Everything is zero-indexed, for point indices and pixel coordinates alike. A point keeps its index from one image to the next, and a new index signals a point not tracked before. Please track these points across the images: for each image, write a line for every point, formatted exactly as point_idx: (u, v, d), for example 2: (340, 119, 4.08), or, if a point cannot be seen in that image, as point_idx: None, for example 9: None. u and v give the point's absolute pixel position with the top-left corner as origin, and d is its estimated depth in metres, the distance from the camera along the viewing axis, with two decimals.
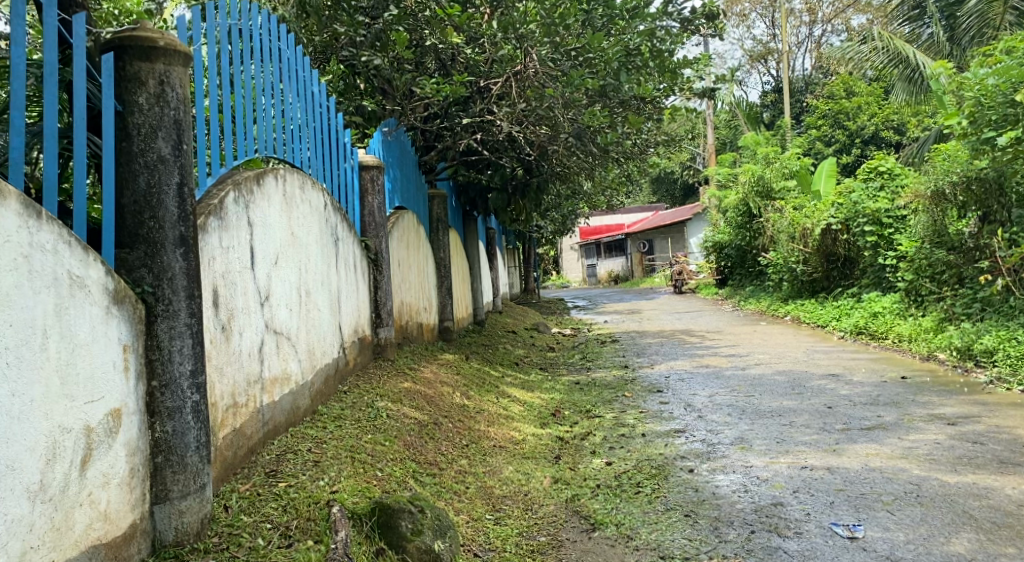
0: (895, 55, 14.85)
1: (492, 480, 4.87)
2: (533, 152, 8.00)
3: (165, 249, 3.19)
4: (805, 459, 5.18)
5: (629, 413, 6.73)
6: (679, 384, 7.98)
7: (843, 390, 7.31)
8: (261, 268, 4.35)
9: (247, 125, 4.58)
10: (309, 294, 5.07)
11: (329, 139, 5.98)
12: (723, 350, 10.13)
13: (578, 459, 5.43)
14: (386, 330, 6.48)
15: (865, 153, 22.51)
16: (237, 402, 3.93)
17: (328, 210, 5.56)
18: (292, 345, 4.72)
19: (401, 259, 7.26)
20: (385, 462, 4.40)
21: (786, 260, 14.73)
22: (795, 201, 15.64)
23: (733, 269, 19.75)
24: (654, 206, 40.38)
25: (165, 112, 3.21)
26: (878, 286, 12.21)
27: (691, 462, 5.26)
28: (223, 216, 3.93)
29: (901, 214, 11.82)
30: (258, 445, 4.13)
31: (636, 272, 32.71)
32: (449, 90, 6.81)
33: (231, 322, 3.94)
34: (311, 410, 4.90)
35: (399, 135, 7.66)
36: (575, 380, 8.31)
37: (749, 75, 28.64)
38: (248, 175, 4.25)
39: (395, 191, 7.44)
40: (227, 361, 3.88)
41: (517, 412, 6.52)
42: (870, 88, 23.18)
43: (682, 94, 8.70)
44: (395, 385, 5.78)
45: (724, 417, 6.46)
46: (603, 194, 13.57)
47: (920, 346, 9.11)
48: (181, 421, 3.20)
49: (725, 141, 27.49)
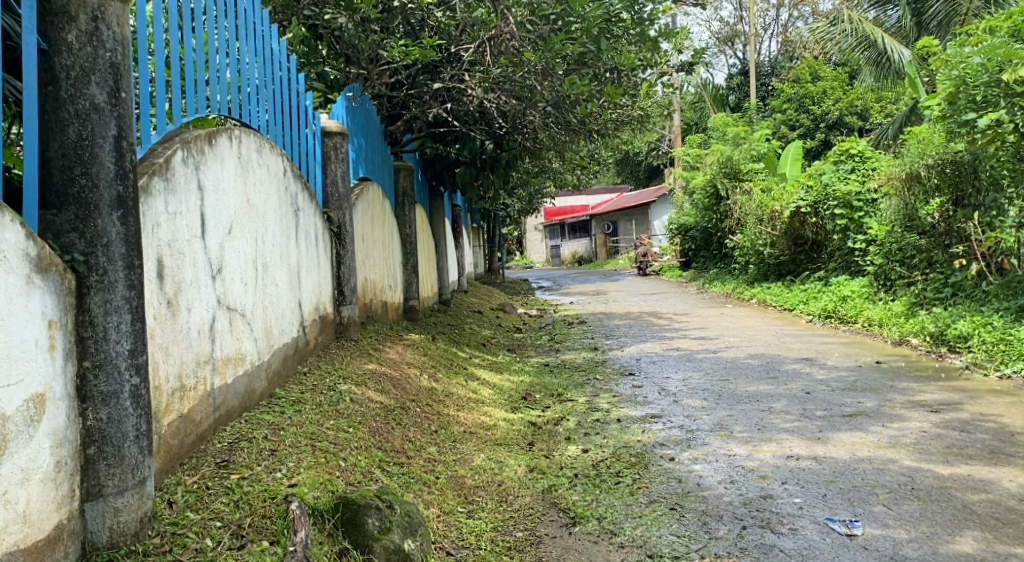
0: (863, 38, 14.42)
1: (463, 469, 4.55)
2: (506, 124, 7.71)
3: (99, 211, 2.81)
4: (789, 448, 4.91)
5: (602, 397, 6.44)
6: (650, 367, 7.70)
7: (819, 375, 7.08)
8: (213, 238, 3.95)
9: (198, 82, 4.16)
10: (266, 268, 4.68)
11: (289, 101, 5.57)
12: (693, 333, 9.88)
13: (552, 447, 5.12)
14: (349, 308, 6.11)
15: (829, 138, 22.43)
16: (185, 386, 3.56)
17: (288, 177, 5.15)
18: (247, 323, 4.34)
19: (366, 233, 6.87)
20: (349, 451, 4.06)
21: (753, 242, 14.53)
22: (762, 183, 15.41)
23: (697, 251, 19.59)
24: (618, 188, 40.21)
25: (99, 53, 2.82)
26: (847, 270, 12.03)
27: (671, 450, 4.97)
28: (169, 177, 3.53)
29: (872, 198, 11.61)
30: (209, 432, 3.76)
31: (600, 254, 32.49)
32: (419, 53, 6.50)
33: (178, 296, 3.55)
34: (268, 393, 4.53)
35: (363, 102, 7.25)
36: (544, 362, 8.01)
37: (715, 56, 28.39)
38: (199, 133, 3.85)
39: (359, 160, 7.04)
40: (174, 339, 3.49)
41: (487, 396, 6.19)
42: (835, 72, 23.08)
43: (657, 67, 8.36)
44: (359, 366, 5.43)
45: (701, 402, 6.19)
46: (572, 172, 13.24)
47: (892, 330, 8.91)
48: (118, 407, 2.83)
49: (690, 123, 27.30)
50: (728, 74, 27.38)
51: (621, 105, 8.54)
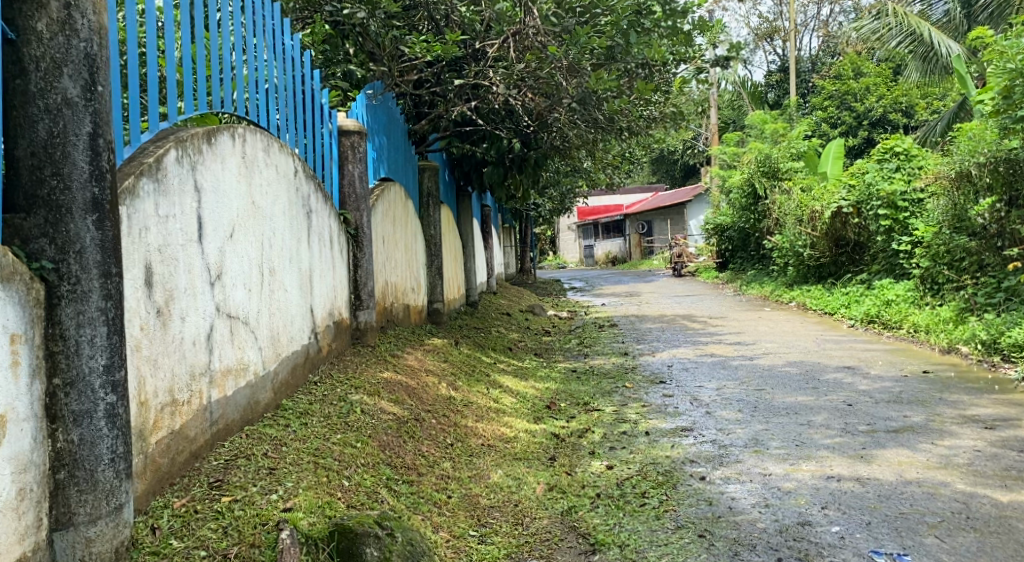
0: (910, 33, 13.90)
1: (478, 486, 4.29)
2: (532, 122, 7.44)
3: (72, 215, 2.58)
4: (830, 467, 4.57)
5: (630, 407, 6.14)
6: (683, 374, 7.37)
7: (862, 386, 6.70)
8: (211, 242, 3.72)
9: (199, 76, 3.93)
10: (273, 273, 4.45)
11: (303, 98, 5.34)
12: (729, 338, 9.51)
13: (575, 462, 4.84)
14: (366, 313, 5.87)
15: (872, 136, 21.81)
16: (176, 401, 3.33)
17: (299, 177, 4.92)
18: (251, 332, 4.11)
19: (386, 235, 6.64)
20: (354, 469, 3.82)
21: (792, 243, 14.08)
22: (802, 182, 14.96)
23: (735, 252, 19.15)
24: (654, 187, 39.73)
25: (72, 44, 2.59)
26: (891, 273, 11.56)
27: (701, 468, 4.66)
28: (160, 178, 3.30)
29: (918, 197, 11.15)
30: (205, 449, 3.53)
31: (635, 254, 32.07)
32: (441, 48, 6.27)
33: (170, 304, 3.33)
34: (274, 405, 4.30)
35: (386, 100, 7.03)
36: (571, 368, 7.72)
37: (754, 53, 27.86)
38: (196, 131, 3.62)
39: (380, 160, 6.80)
40: (164, 351, 3.26)
41: (509, 405, 5.92)
42: (879, 68, 22.46)
43: (692, 61, 8.02)
44: (374, 375, 5.19)
45: (735, 414, 5.86)
46: (605, 171, 12.93)
47: (940, 338, 8.50)
48: (91, 428, 2.60)
49: (728, 121, 26.80)
50: (767, 71, 26.84)
51: (654, 102, 8.22)
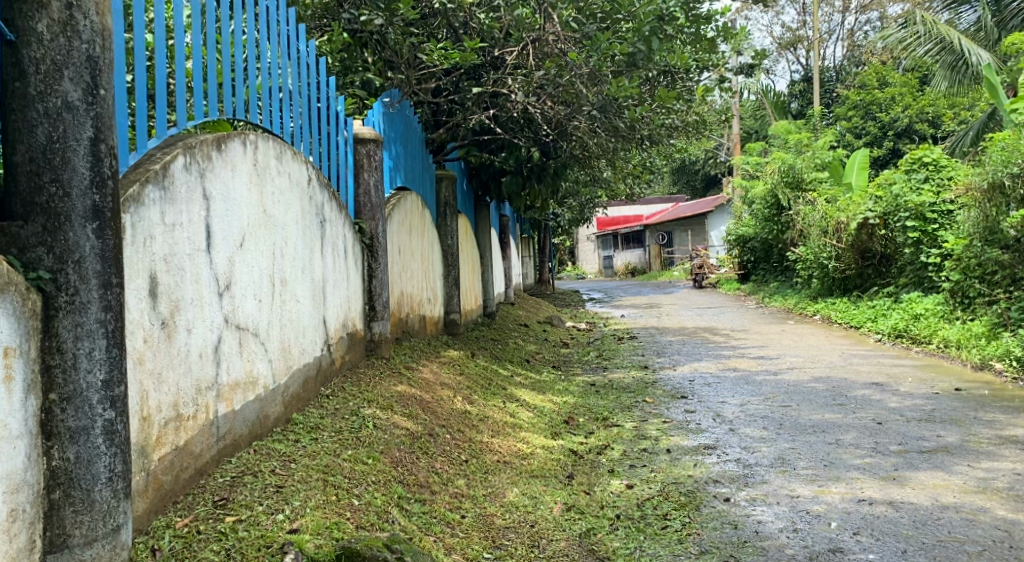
0: (938, 41, 13.66)
1: (493, 506, 4.16)
2: (552, 131, 7.33)
3: (71, 223, 2.48)
4: (860, 490, 4.40)
5: (651, 422, 5.99)
6: (705, 389, 7.20)
7: (892, 403, 6.51)
8: (220, 252, 3.61)
9: (210, 81, 3.82)
10: (285, 283, 4.34)
11: (318, 105, 5.24)
12: (752, 352, 9.33)
13: (594, 481, 4.70)
14: (381, 324, 5.75)
15: (898, 146, 21.53)
16: (181, 416, 3.22)
17: (313, 186, 4.82)
18: (261, 344, 4.01)
19: (402, 245, 6.52)
20: (364, 488, 3.70)
21: (816, 255, 13.85)
22: (827, 192, 14.75)
23: (757, 263, 18.94)
24: (674, 198, 39.51)
25: (73, 45, 2.49)
26: (919, 286, 11.32)
27: (725, 489, 4.50)
28: (167, 185, 3.20)
29: (948, 209, 10.94)
30: (210, 465, 3.42)
31: (654, 266, 31.85)
32: (459, 56, 6.17)
33: (176, 316, 3.22)
34: (284, 419, 4.19)
35: (403, 108, 6.92)
36: (591, 382, 7.56)
37: (777, 63, 27.65)
38: (206, 138, 3.52)
39: (397, 169, 6.70)
40: (169, 364, 3.16)
41: (526, 420, 5.77)
42: (904, 78, 22.19)
43: (715, 70, 7.88)
44: (388, 388, 5.07)
45: (760, 431, 5.69)
46: (626, 181, 12.79)
47: (971, 353, 8.29)
48: (88, 445, 2.49)
49: (750, 131, 26.59)
50: (791, 81, 26.62)
51: (677, 111, 8.08)
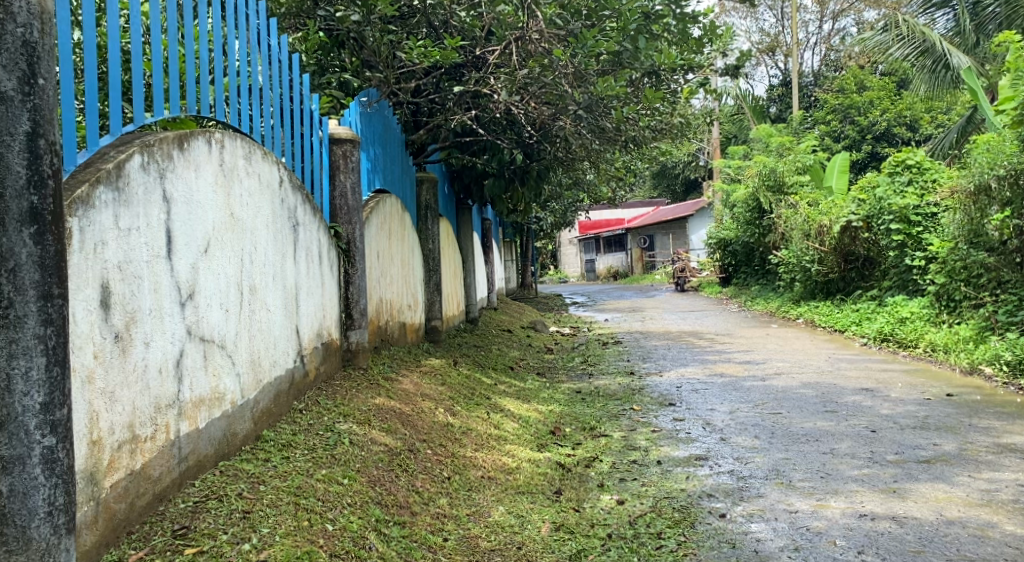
0: (919, 44, 13.48)
1: (477, 526, 3.92)
2: (535, 132, 7.11)
3: (5, 229, 2.21)
4: (862, 504, 4.19)
5: (639, 432, 5.76)
6: (693, 396, 6.98)
7: (884, 410, 6.32)
8: (182, 258, 3.35)
9: (172, 77, 3.54)
10: (254, 291, 4.08)
11: (290, 103, 4.96)
12: (737, 357, 9.13)
13: (582, 496, 4.46)
14: (358, 333, 5.49)
15: (877, 150, 21.45)
16: (136, 437, 2.96)
17: (285, 187, 4.56)
18: (227, 357, 3.75)
19: (381, 249, 6.27)
20: (339, 512, 3.46)
21: (799, 258, 13.69)
22: (809, 196, 14.62)
23: (738, 266, 18.81)
24: (654, 202, 39.43)
25: (6, 29, 2.23)
26: (903, 290, 11.16)
27: (721, 504, 4.28)
28: (122, 186, 2.93)
29: (932, 211, 10.79)
30: (171, 490, 3.18)
31: (636, 270, 31.73)
32: (439, 54, 5.95)
33: (132, 328, 2.96)
34: (253, 436, 3.94)
35: (381, 108, 6.68)
36: (576, 389, 7.32)
37: (755, 67, 27.60)
38: (166, 135, 3.26)
39: (375, 171, 6.44)
40: (124, 381, 2.90)
41: (511, 431, 5.52)
42: (882, 81, 22.14)
43: (701, 71, 7.67)
44: (365, 401, 4.82)
45: (751, 441, 5.48)
46: (607, 185, 12.58)
47: (960, 357, 8.13)
48: (23, 477, 2.24)
49: (730, 135, 26.50)
50: (770, 85, 26.58)
51: (661, 113, 7.87)
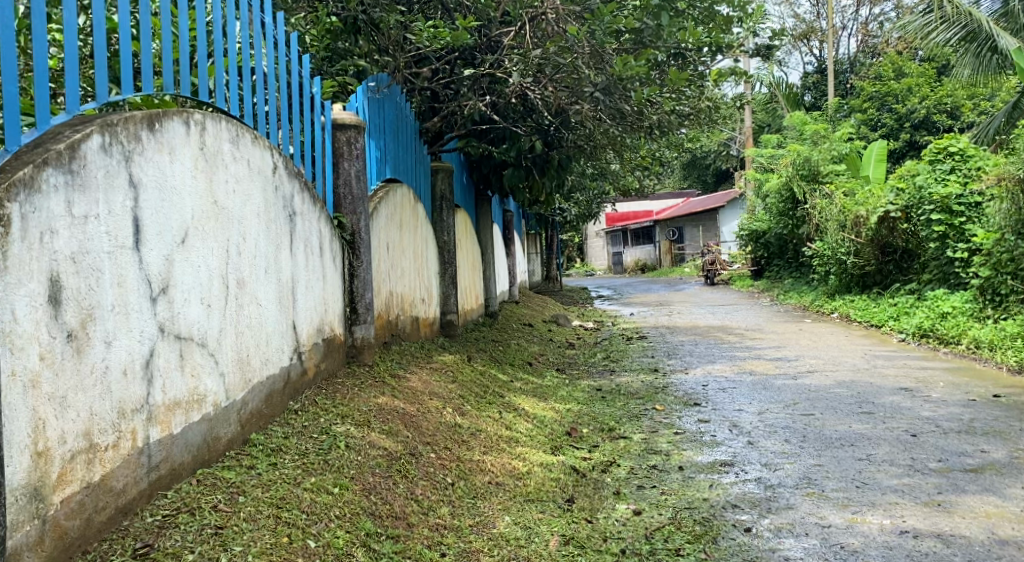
0: (964, 27, 12.74)
1: (480, 539, 3.61)
2: (554, 118, 6.78)
3: None
4: (902, 518, 3.83)
5: (661, 434, 5.42)
6: (720, 395, 6.62)
7: (925, 411, 5.92)
8: (153, 249, 3.07)
9: (146, 53, 3.22)
10: (242, 284, 3.80)
11: (289, 85, 4.68)
12: (768, 353, 8.73)
13: (596, 505, 4.15)
14: (363, 328, 5.20)
15: (915, 138, 20.81)
16: (94, 446, 2.70)
17: (279, 174, 4.27)
18: (210, 356, 3.47)
19: (390, 241, 5.97)
20: (323, 526, 3.20)
21: (833, 251, 13.21)
22: (845, 185, 14.14)
23: (771, 258, 18.33)
24: (685, 193, 38.85)
25: None
26: (944, 283, 10.67)
27: (747, 516, 3.93)
28: (77, 169, 2.66)
29: (977, 201, 10.30)
30: (138, 502, 2.92)
31: (664, 262, 31.20)
32: (451, 35, 5.65)
33: (91, 325, 2.69)
34: (240, 440, 3.66)
35: (394, 94, 6.37)
36: (597, 387, 6.98)
37: (789, 54, 26.97)
38: (134, 115, 2.98)
39: (386, 158, 6.14)
40: (80, 386, 2.65)
41: (524, 433, 5.20)
42: (921, 68, 21.48)
43: (731, 52, 7.29)
44: (367, 401, 4.53)
45: (781, 444, 5.12)
46: (633, 175, 12.20)
47: (1007, 356, 7.68)
48: None
49: (763, 124, 25.92)
50: (804, 73, 25.98)
51: (689, 97, 7.49)
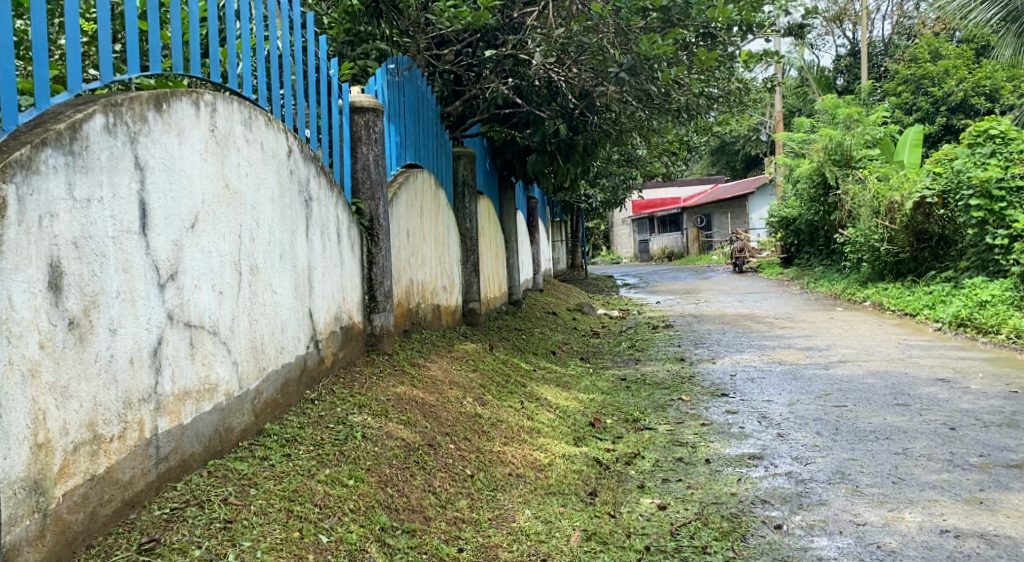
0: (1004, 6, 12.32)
1: (499, 534, 3.49)
2: (579, 101, 6.62)
3: None
4: (942, 517, 3.66)
5: (687, 426, 5.27)
6: (749, 386, 6.45)
7: (965, 404, 5.72)
8: (160, 233, 2.97)
9: (152, 30, 3.11)
10: (256, 271, 3.69)
11: (305, 67, 4.56)
12: (798, 342, 8.52)
13: (619, 499, 4.02)
14: (382, 316, 5.09)
15: (952, 122, 20.35)
16: (98, 438, 2.61)
17: (294, 158, 4.16)
18: (223, 343, 3.37)
19: (411, 227, 5.85)
20: (336, 520, 3.09)
21: (866, 238, 12.91)
22: (879, 170, 13.82)
23: (802, 245, 18.02)
24: (713, 179, 38.43)
25: None
26: (983, 271, 10.39)
27: (777, 513, 3.78)
28: (78, 151, 2.56)
29: (1019, 185, 9.98)
30: (146, 495, 2.83)
31: (692, 250, 30.87)
32: (471, 15, 5.51)
33: (94, 311, 2.60)
34: (254, 431, 3.56)
35: (415, 77, 6.25)
36: (622, 376, 6.84)
37: (822, 37, 26.48)
38: (140, 95, 2.87)
39: (407, 142, 6.02)
40: (83, 375, 2.56)
41: (546, 423, 5.07)
42: (959, 50, 20.97)
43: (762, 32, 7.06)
44: (386, 390, 4.43)
45: (812, 437, 4.96)
46: (661, 160, 11.99)
47: None
48: None
49: (794, 109, 25.49)
50: (837, 56, 25.50)
51: (719, 79, 7.28)
